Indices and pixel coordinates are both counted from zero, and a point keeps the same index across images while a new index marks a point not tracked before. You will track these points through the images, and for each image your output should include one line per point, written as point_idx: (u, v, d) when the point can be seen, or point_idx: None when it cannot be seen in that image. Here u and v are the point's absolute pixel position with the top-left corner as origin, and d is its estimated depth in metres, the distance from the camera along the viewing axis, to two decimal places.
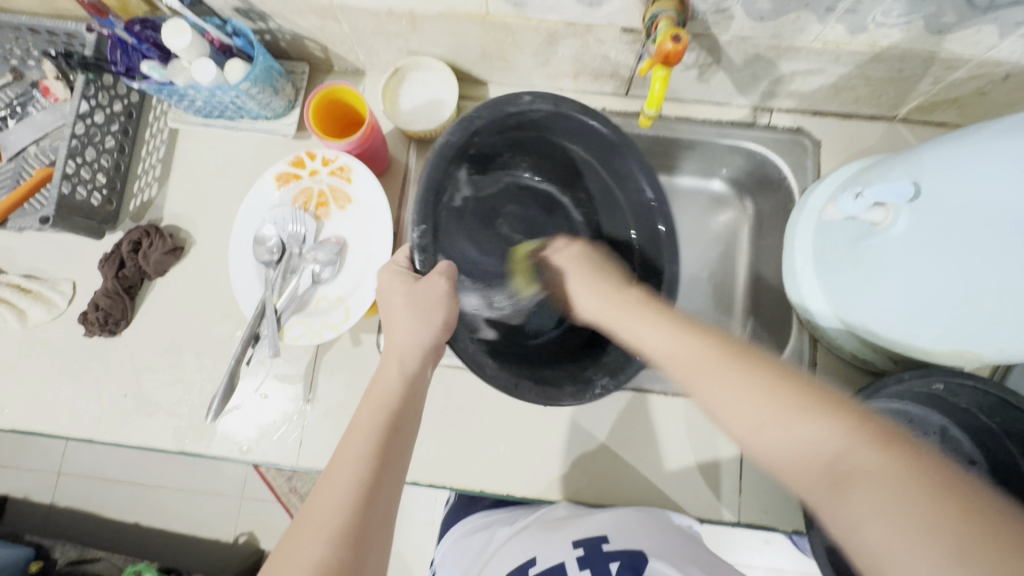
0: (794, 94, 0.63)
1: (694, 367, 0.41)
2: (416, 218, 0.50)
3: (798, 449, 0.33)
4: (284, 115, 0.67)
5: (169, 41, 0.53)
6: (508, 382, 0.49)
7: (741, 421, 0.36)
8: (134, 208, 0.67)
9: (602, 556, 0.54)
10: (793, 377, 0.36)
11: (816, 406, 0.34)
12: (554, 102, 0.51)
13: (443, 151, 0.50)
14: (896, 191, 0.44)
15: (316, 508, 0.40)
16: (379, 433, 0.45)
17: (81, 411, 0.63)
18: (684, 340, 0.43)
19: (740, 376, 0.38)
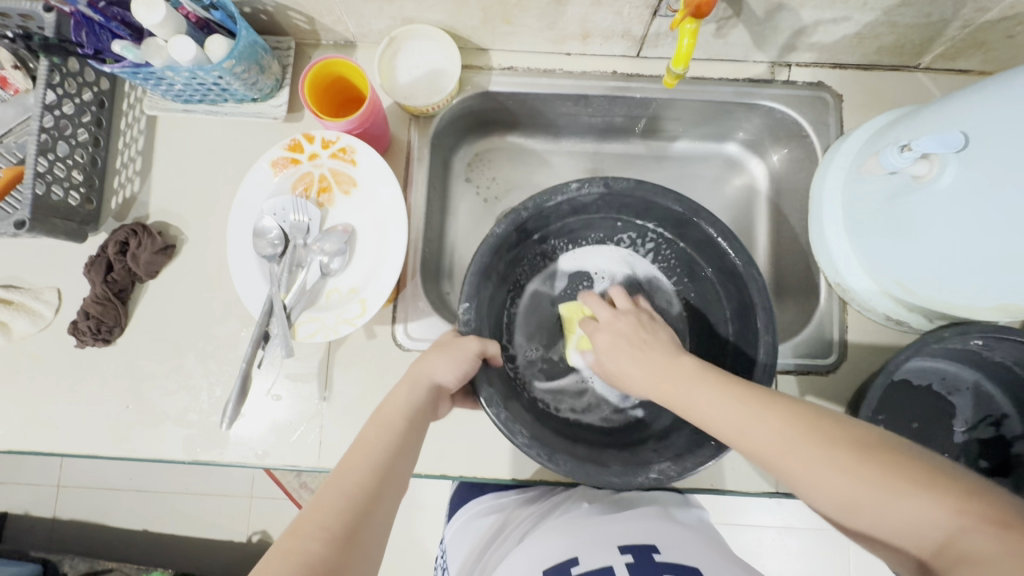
0: (815, 46, 0.60)
1: (762, 446, 0.39)
2: (463, 299, 0.51)
3: (902, 527, 0.33)
4: (273, 96, 0.62)
5: (142, 18, 0.48)
6: (541, 453, 0.47)
7: (839, 504, 0.35)
8: (116, 205, 0.62)
9: (655, 561, 0.46)
10: (876, 448, 0.36)
11: (910, 479, 0.33)
12: (603, 184, 0.52)
13: (490, 243, 0.51)
14: (945, 141, 0.42)
15: (315, 508, 0.37)
16: (387, 447, 0.44)
17: (81, 426, 0.59)
18: (752, 414, 0.40)
19: (816, 452, 0.37)
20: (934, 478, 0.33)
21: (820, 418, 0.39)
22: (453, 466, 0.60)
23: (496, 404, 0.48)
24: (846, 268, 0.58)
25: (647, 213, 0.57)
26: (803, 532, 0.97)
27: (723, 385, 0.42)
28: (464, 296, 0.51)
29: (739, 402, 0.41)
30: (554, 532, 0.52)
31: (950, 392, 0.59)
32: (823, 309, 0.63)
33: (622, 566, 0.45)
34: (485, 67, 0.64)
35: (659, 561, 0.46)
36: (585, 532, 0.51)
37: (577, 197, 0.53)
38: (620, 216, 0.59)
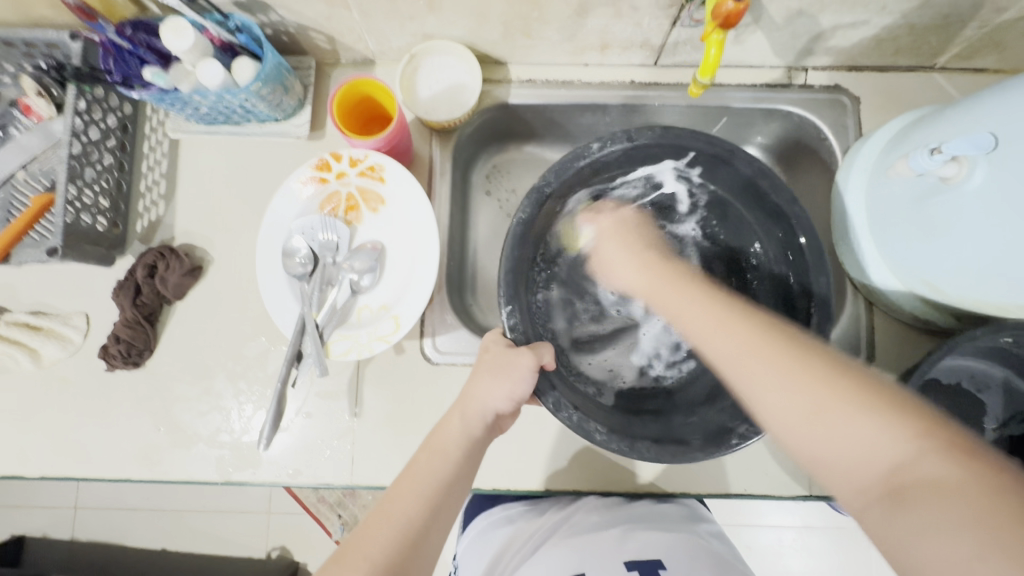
0: (832, 50, 0.61)
1: (744, 356, 0.39)
2: (504, 298, 0.49)
3: (862, 452, 0.32)
4: (295, 115, 0.62)
5: (170, 44, 0.48)
6: (622, 446, 0.47)
7: (797, 408, 0.35)
8: (141, 228, 0.62)
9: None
10: (848, 369, 0.35)
11: (884, 408, 0.33)
12: (627, 136, 0.51)
13: (518, 229, 0.50)
14: (976, 142, 0.42)
15: (364, 540, 0.42)
16: (438, 480, 0.45)
17: (113, 450, 0.59)
18: (725, 320, 0.41)
19: (801, 367, 0.36)
20: (911, 412, 0.32)
21: (813, 346, 0.38)
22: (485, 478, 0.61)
23: (566, 407, 0.48)
24: (871, 269, 0.58)
25: (671, 161, 0.56)
26: (823, 531, 0.97)
27: (716, 306, 0.43)
28: (503, 297, 0.49)
29: (716, 312, 0.42)
30: (563, 546, 0.55)
31: (980, 390, 0.59)
32: (849, 311, 0.63)
33: None
34: (504, 80, 0.65)
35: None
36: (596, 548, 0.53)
37: (600, 157, 0.52)
38: (641, 168, 0.57)
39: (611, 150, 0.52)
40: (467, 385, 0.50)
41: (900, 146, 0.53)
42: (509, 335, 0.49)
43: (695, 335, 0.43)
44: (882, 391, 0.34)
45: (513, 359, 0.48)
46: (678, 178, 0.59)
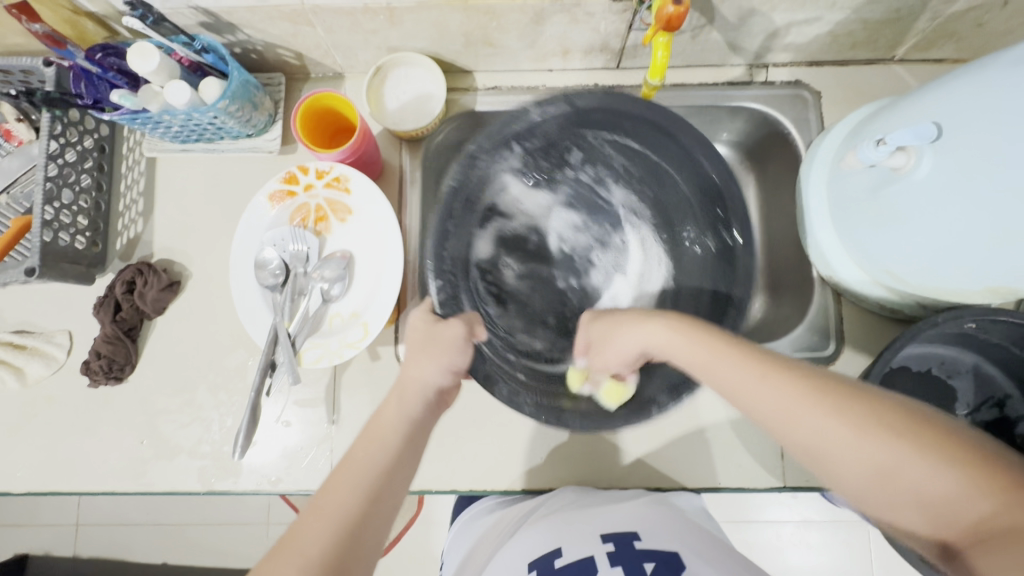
0: (790, 47, 0.62)
1: (786, 417, 0.37)
2: (433, 272, 0.52)
3: (936, 500, 0.32)
4: (267, 130, 0.64)
5: (137, 67, 0.50)
6: (546, 416, 0.49)
7: (862, 468, 0.34)
8: (121, 246, 0.64)
9: (635, 553, 0.48)
10: (891, 413, 0.35)
11: (943, 455, 0.32)
12: (567, 100, 0.52)
13: (445, 202, 0.52)
14: (918, 133, 0.43)
15: (302, 531, 0.39)
16: (377, 465, 0.44)
17: (97, 465, 0.61)
18: (765, 382, 0.38)
19: (850, 428, 0.35)
20: (967, 454, 0.32)
21: (848, 388, 0.37)
22: (463, 480, 0.61)
23: (498, 381, 0.51)
24: (836, 259, 0.59)
25: (612, 136, 0.56)
26: (821, 525, 0.96)
27: (736, 357, 0.41)
28: (433, 272, 0.53)
29: (751, 368, 0.40)
30: (535, 525, 0.54)
31: (951, 376, 0.60)
32: (818, 303, 0.64)
33: (602, 556, 0.49)
34: (470, 89, 0.66)
35: (639, 552, 0.48)
36: (567, 522, 0.52)
37: (537, 122, 0.52)
38: (588, 138, 0.57)
39: (552, 116, 0.53)
40: (406, 362, 0.51)
41: (856, 138, 0.54)
42: (437, 310, 0.52)
43: (734, 395, 0.40)
44: (935, 432, 0.33)
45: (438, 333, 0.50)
46: (618, 153, 0.58)
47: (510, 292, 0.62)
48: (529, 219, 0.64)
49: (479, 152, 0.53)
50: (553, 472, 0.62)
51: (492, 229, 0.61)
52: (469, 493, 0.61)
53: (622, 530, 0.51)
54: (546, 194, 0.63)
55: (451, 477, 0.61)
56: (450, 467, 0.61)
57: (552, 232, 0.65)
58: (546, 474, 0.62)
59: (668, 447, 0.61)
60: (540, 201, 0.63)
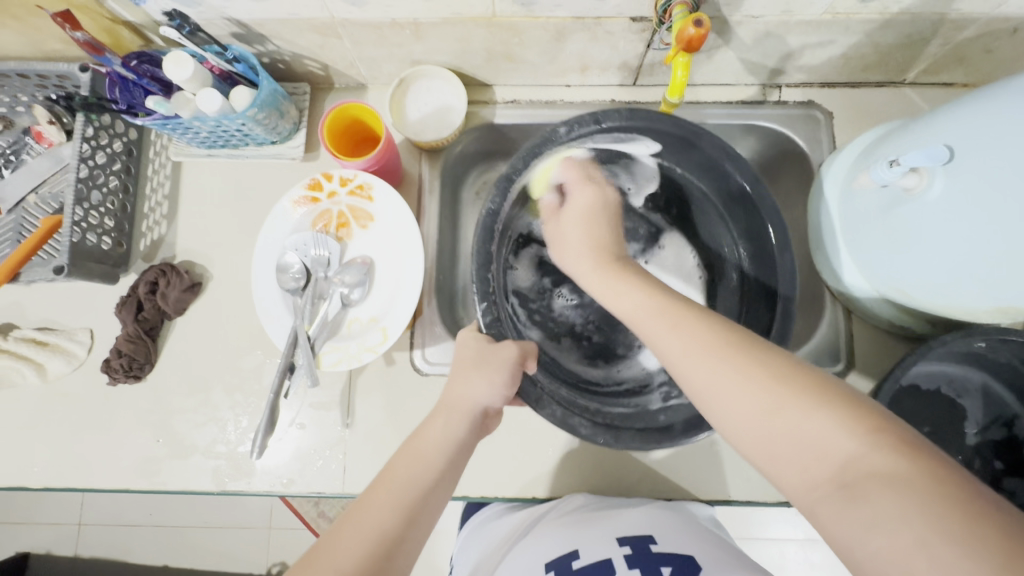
0: (803, 68, 0.63)
1: (695, 357, 0.39)
2: (478, 295, 0.52)
3: (811, 445, 0.32)
4: (291, 138, 0.65)
5: (172, 74, 0.52)
6: (606, 438, 0.50)
7: (748, 408, 0.35)
8: (144, 247, 0.65)
9: (652, 556, 0.49)
10: (792, 367, 0.36)
11: (825, 400, 0.33)
12: (594, 119, 0.53)
13: (487, 220, 0.53)
14: (930, 155, 0.44)
15: (330, 547, 0.40)
16: (416, 485, 0.45)
17: (113, 462, 0.61)
18: (680, 328, 0.41)
19: (751, 375, 0.36)
20: (861, 412, 0.32)
21: (763, 344, 0.38)
22: (474, 487, 0.62)
23: (548, 404, 0.51)
24: (848, 276, 0.60)
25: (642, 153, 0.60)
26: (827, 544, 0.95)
27: (671, 307, 0.43)
28: (479, 294, 0.52)
29: (667, 315, 0.43)
30: (549, 528, 0.55)
31: (959, 395, 0.60)
32: (828, 319, 0.65)
33: (620, 560, 0.49)
34: (490, 101, 0.68)
35: (657, 555, 0.49)
36: (584, 524, 0.53)
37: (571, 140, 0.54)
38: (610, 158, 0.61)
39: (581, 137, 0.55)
40: (453, 380, 0.52)
41: (870, 157, 0.55)
42: (485, 331, 0.52)
43: (653, 344, 0.43)
44: (835, 391, 0.33)
45: (495, 356, 0.51)
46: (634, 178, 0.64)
47: (555, 320, 0.64)
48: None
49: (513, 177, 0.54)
50: (563, 481, 0.62)
51: (528, 254, 0.64)
52: (479, 500, 0.62)
53: (639, 534, 0.52)
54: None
55: (460, 483, 0.62)
56: (460, 474, 0.62)
57: None
58: (556, 482, 0.62)
59: (678, 458, 0.62)
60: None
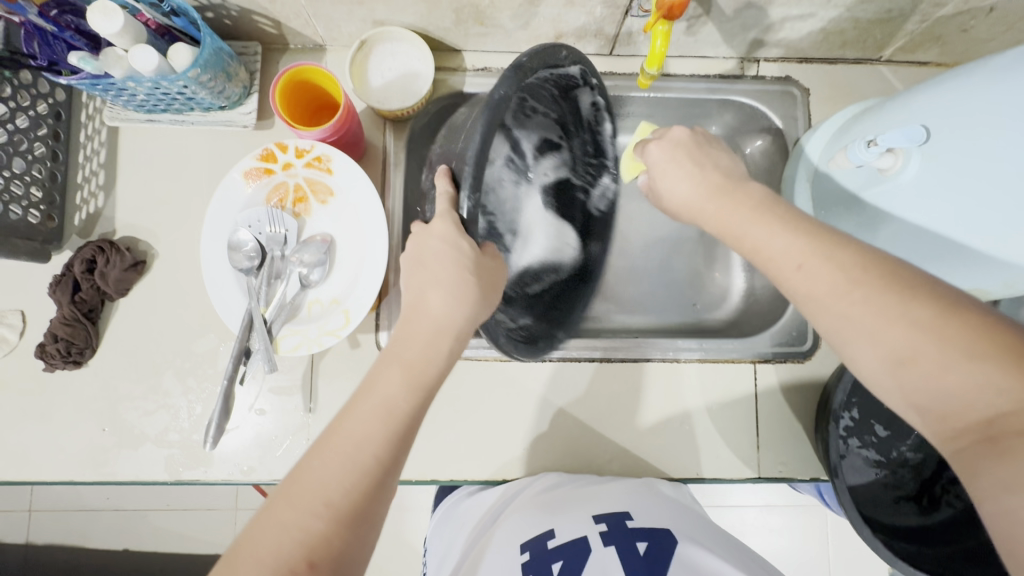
0: (782, 42, 0.62)
1: (850, 294, 0.35)
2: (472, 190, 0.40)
3: (956, 394, 0.31)
4: (241, 103, 0.60)
5: (98, 27, 0.46)
6: (510, 349, 0.49)
7: (883, 354, 0.34)
8: (80, 221, 0.60)
9: (628, 532, 0.50)
10: (949, 303, 0.33)
11: (981, 348, 0.30)
12: (581, 61, 0.47)
13: (493, 110, 0.39)
14: (908, 135, 0.43)
15: (311, 481, 0.37)
16: (406, 403, 0.41)
17: (53, 454, 0.57)
18: (817, 256, 0.37)
19: (914, 314, 0.33)
20: None
21: (913, 273, 0.35)
22: (444, 472, 0.60)
23: None
24: None
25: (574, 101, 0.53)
26: (783, 509, 0.99)
27: (801, 230, 0.39)
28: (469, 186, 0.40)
29: (802, 239, 0.38)
30: (524, 509, 0.54)
31: None
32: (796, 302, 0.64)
33: (596, 536, 0.50)
34: (459, 69, 0.64)
35: (632, 530, 0.50)
36: (560, 503, 0.54)
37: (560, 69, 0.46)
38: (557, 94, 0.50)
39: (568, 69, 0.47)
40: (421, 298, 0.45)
41: (847, 136, 0.55)
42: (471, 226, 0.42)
43: (778, 278, 0.39)
44: (1023, 348, 0.30)
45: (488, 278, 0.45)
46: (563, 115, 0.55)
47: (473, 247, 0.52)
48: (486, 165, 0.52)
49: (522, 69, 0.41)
50: (533, 462, 0.61)
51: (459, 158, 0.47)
52: (448, 484, 0.61)
53: (613, 511, 0.52)
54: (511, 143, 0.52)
55: (430, 467, 0.60)
56: (429, 459, 0.60)
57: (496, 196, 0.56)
58: (526, 464, 0.61)
59: (648, 436, 0.62)
60: (505, 154, 0.53)
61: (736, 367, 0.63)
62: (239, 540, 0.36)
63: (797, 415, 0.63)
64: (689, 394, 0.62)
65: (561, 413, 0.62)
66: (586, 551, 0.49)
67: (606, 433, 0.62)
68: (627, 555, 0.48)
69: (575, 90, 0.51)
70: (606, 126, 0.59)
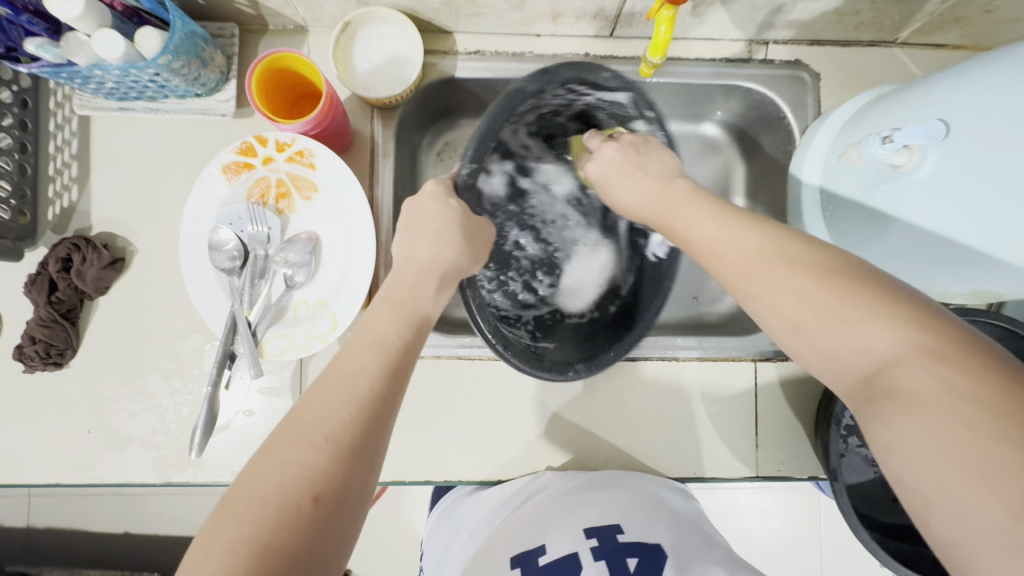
0: (794, 24, 0.58)
1: (752, 264, 0.37)
2: (466, 158, 0.50)
3: (849, 354, 0.32)
4: (219, 89, 0.57)
5: (58, 11, 0.42)
6: (498, 346, 0.48)
7: (783, 320, 0.35)
8: (54, 216, 0.57)
9: (619, 548, 0.47)
10: (847, 271, 0.33)
11: (872, 310, 0.31)
12: (630, 82, 0.49)
13: (509, 96, 0.49)
14: (927, 132, 0.41)
15: (308, 416, 0.32)
16: (398, 337, 0.38)
17: (37, 456, 0.56)
18: (735, 234, 0.39)
19: (801, 279, 0.34)
20: (921, 324, 0.29)
21: (815, 246, 0.36)
22: (438, 472, 0.59)
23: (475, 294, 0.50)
24: None
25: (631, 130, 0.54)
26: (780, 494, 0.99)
27: (723, 214, 0.41)
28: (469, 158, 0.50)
29: (722, 219, 0.41)
30: (518, 520, 0.52)
31: None
32: None
33: (586, 552, 0.47)
34: (449, 52, 0.60)
35: (623, 546, 0.47)
36: (554, 517, 0.51)
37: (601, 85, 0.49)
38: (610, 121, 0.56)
39: (611, 93, 0.51)
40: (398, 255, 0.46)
41: (858, 128, 0.52)
42: (459, 179, 0.51)
43: (701, 256, 0.41)
44: (900, 300, 0.31)
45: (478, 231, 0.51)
46: None
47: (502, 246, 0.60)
48: (543, 191, 0.62)
49: (553, 78, 0.49)
50: (529, 461, 0.61)
51: (506, 167, 0.57)
52: (443, 483, 0.60)
53: (608, 526, 0.50)
54: (573, 177, 0.61)
55: (424, 467, 0.59)
56: (424, 459, 0.59)
57: (553, 221, 0.63)
58: (522, 464, 0.61)
59: (645, 434, 0.61)
60: (570, 188, 0.62)
61: (736, 365, 0.62)
62: (226, 495, 0.30)
63: (797, 414, 0.62)
64: (687, 393, 0.61)
65: (557, 412, 0.61)
66: (577, 565, 0.46)
67: (603, 432, 0.61)
68: (616, 571, 0.45)
69: (630, 120, 0.54)
70: None
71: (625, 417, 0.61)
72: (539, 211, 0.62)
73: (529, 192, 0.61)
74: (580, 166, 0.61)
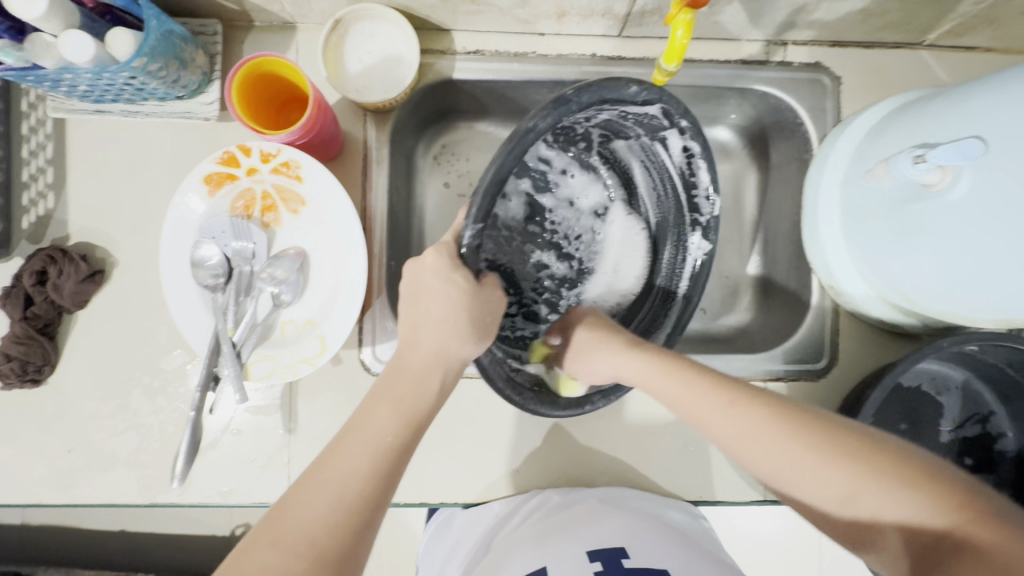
0: (815, 24, 0.55)
1: (748, 441, 0.38)
2: (471, 221, 0.41)
3: (891, 530, 0.33)
4: (201, 91, 0.53)
5: (19, 12, 0.40)
6: (515, 397, 0.47)
7: (827, 497, 0.35)
8: (29, 225, 0.54)
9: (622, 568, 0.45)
10: (832, 428, 0.37)
11: (893, 480, 0.33)
12: (661, 95, 0.42)
13: (520, 136, 0.38)
14: (965, 151, 0.37)
15: (287, 522, 0.34)
16: (395, 437, 0.38)
17: (16, 476, 0.54)
18: (729, 406, 0.40)
19: (807, 451, 0.36)
20: (932, 484, 0.32)
21: (790, 408, 0.39)
22: (434, 493, 0.57)
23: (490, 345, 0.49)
24: (841, 271, 0.54)
25: (659, 143, 0.49)
26: None
27: (698, 381, 0.42)
28: (475, 216, 0.41)
29: (697, 388, 0.42)
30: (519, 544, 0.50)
31: (940, 392, 0.58)
32: (815, 314, 0.59)
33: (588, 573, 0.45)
34: (447, 51, 0.56)
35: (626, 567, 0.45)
36: (554, 538, 0.49)
37: (628, 104, 0.43)
38: (638, 132, 0.49)
39: (639, 107, 0.44)
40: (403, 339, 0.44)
41: (883, 139, 0.48)
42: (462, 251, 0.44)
43: (704, 426, 0.41)
44: (918, 470, 0.33)
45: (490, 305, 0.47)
46: (649, 159, 0.52)
47: (524, 265, 0.57)
48: (568, 204, 0.58)
49: (572, 105, 0.40)
50: (528, 482, 0.59)
51: (523, 186, 0.56)
52: (439, 504, 0.58)
53: (609, 546, 0.48)
54: (601, 188, 0.58)
55: (419, 487, 0.57)
56: (420, 478, 0.58)
57: (580, 232, 0.59)
58: (521, 484, 0.58)
59: (649, 454, 0.59)
60: (596, 199, 0.58)
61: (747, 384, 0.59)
62: None
63: None
64: None
65: (557, 430, 0.59)
66: None
67: (605, 452, 0.59)
68: None
69: (661, 133, 0.48)
70: (706, 180, 0.50)
71: (629, 436, 0.59)
72: (562, 226, 0.59)
73: (553, 206, 0.58)
74: (608, 173, 0.57)
